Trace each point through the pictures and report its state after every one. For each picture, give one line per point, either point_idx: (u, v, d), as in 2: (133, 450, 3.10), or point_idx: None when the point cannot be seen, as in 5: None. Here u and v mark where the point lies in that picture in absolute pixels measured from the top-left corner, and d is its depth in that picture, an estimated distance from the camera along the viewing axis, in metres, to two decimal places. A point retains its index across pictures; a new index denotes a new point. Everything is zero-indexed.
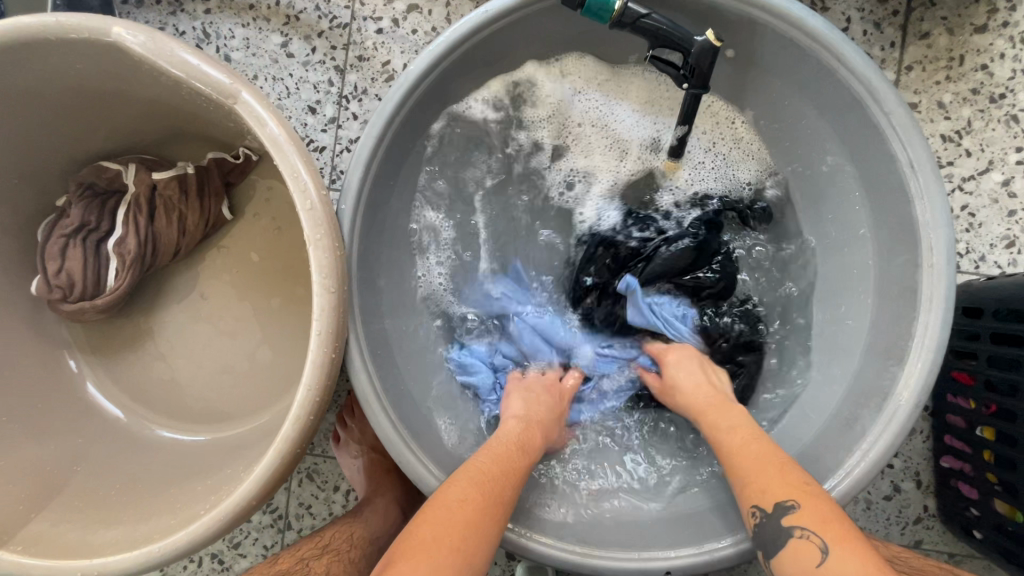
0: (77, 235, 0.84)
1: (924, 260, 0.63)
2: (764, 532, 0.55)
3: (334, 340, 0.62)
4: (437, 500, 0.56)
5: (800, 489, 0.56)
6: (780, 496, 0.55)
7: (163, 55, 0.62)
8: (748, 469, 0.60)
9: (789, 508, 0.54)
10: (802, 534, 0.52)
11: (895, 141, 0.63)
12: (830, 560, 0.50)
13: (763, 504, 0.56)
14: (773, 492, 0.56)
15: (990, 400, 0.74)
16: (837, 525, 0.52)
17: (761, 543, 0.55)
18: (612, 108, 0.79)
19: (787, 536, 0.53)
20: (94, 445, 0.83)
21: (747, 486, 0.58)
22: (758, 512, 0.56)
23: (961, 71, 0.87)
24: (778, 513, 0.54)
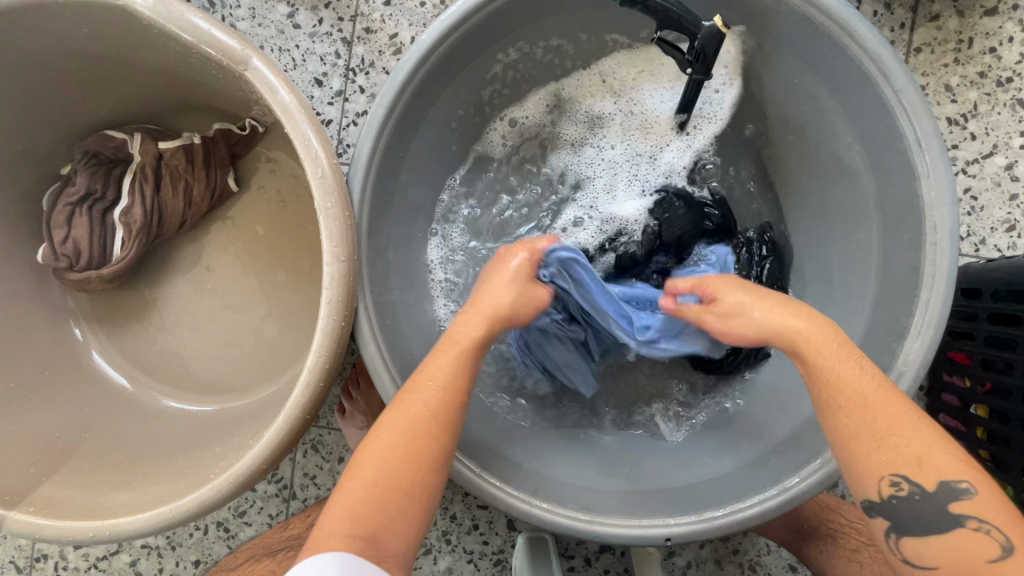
0: (83, 204, 0.84)
1: (927, 238, 0.63)
2: (907, 511, 0.49)
3: (344, 309, 0.62)
4: (372, 443, 0.55)
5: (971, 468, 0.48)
6: (947, 475, 0.48)
7: (172, 20, 0.62)
8: (899, 430, 0.49)
9: (964, 494, 0.47)
10: (979, 527, 0.47)
11: (903, 119, 0.64)
12: (1006, 562, 0.45)
13: (920, 482, 0.48)
14: (935, 469, 0.48)
15: (985, 379, 0.76)
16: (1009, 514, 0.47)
17: (899, 518, 0.49)
18: (632, 106, 0.83)
19: (957, 525, 0.47)
20: (101, 413, 0.84)
21: (892, 451, 0.49)
22: (907, 491, 0.48)
23: (969, 54, 0.87)
24: (947, 500, 0.48)
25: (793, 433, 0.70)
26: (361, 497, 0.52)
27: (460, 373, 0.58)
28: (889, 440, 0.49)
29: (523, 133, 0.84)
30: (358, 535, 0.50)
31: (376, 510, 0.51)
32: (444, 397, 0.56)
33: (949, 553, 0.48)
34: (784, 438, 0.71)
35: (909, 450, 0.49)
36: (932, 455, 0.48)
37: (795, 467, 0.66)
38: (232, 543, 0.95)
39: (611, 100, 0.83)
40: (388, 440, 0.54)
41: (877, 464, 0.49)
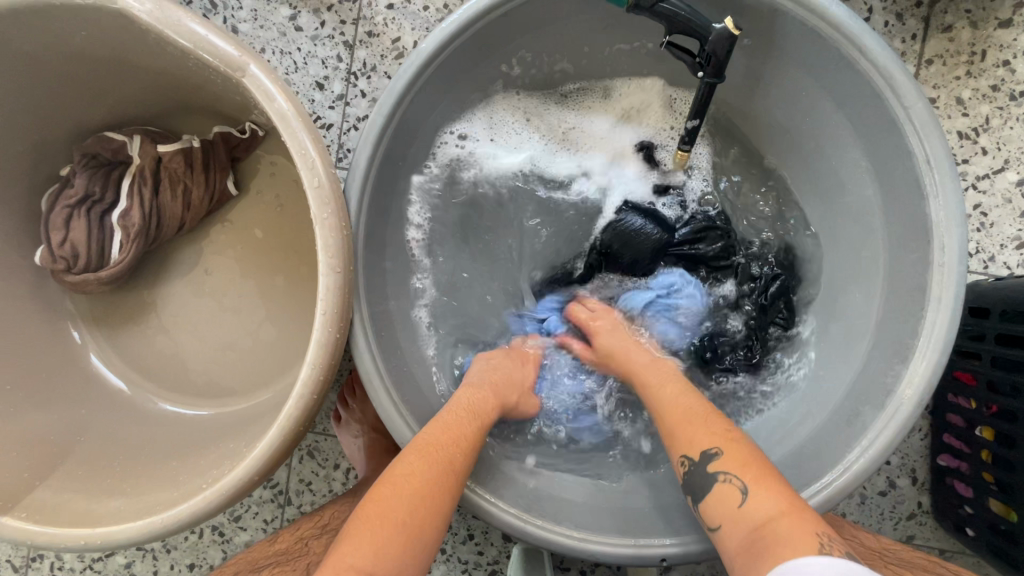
0: (81, 206, 0.83)
1: (935, 258, 0.62)
2: (695, 480, 0.57)
3: (339, 320, 0.62)
4: (388, 480, 0.56)
5: (724, 437, 0.58)
6: (704, 444, 0.58)
7: (170, 24, 0.61)
8: (672, 423, 0.62)
9: (713, 455, 0.56)
10: (725, 478, 0.54)
11: (913, 136, 0.62)
12: (749, 500, 0.52)
13: (692, 453, 0.58)
14: (699, 441, 0.58)
15: (992, 401, 0.74)
16: (756, 466, 0.54)
17: (694, 487, 0.57)
18: (591, 125, 0.83)
19: (713, 481, 0.55)
20: (97, 416, 0.83)
21: (676, 438, 0.61)
22: (687, 462, 0.58)
23: (982, 66, 0.85)
24: (704, 462, 0.57)
25: (792, 453, 0.69)
26: (382, 545, 0.51)
27: (472, 435, 0.62)
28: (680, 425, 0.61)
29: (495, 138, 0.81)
30: None
31: (391, 552, 0.51)
32: (459, 454, 0.60)
33: (716, 508, 0.54)
34: (784, 458, 0.69)
35: (687, 428, 0.60)
36: (696, 428, 0.60)
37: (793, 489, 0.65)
38: (226, 547, 0.95)
39: (575, 116, 0.83)
40: (402, 487, 0.55)
41: (679, 442, 0.60)
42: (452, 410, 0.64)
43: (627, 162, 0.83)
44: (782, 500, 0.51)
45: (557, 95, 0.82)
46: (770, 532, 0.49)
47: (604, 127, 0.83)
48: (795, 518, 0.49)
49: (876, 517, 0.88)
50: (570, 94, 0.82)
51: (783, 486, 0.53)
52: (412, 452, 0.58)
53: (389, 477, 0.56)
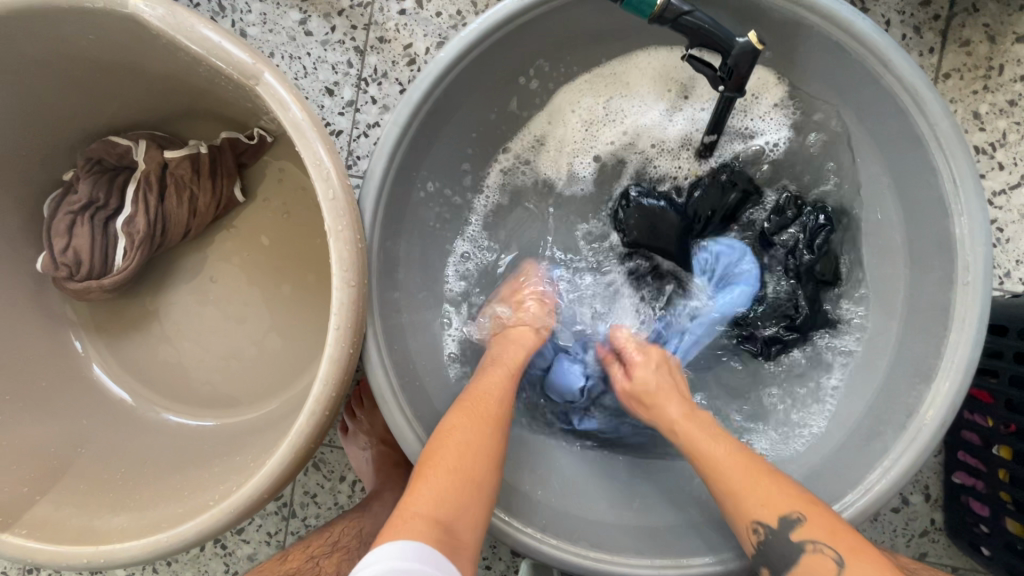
0: (85, 212, 0.81)
1: (959, 278, 0.61)
2: (771, 550, 0.54)
3: (353, 335, 0.60)
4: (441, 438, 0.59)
5: (804, 501, 0.55)
6: (784, 509, 0.55)
7: (181, 30, 0.59)
8: (737, 479, 0.57)
9: (796, 522, 0.54)
10: (813, 548, 0.52)
11: (938, 154, 0.61)
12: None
13: (766, 520, 0.55)
14: (774, 505, 0.55)
15: (1010, 420, 0.73)
16: (845, 536, 0.53)
17: (770, 560, 0.54)
18: (622, 112, 0.77)
19: (801, 552, 0.53)
20: (98, 427, 0.82)
21: (740, 503, 0.56)
22: (762, 529, 0.55)
23: (999, 81, 0.85)
24: (786, 528, 0.54)
25: (811, 472, 0.68)
26: (442, 489, 0.54)
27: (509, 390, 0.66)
28: (748, 487, 0.56)
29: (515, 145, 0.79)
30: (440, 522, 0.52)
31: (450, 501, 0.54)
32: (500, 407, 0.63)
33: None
34: (802, 476, 0.68)
35: (755, 486, 0.56)
36: (771, 493, 0.56)
37: None
38: (229, 560, 0.93)
39: (602, 105, 0.77)
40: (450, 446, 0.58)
41: (741, 510, 0.56)
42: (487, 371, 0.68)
43: (659, 157, 0.78)
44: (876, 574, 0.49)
45: (577, 86, 0.77)
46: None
47: (635, 114, 0.77)
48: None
49: (890, 534, 0.87)
50: (592, 83, 0.77)
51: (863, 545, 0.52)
52: (457, 411, 0.62)
53: (440, 435, 0.59)
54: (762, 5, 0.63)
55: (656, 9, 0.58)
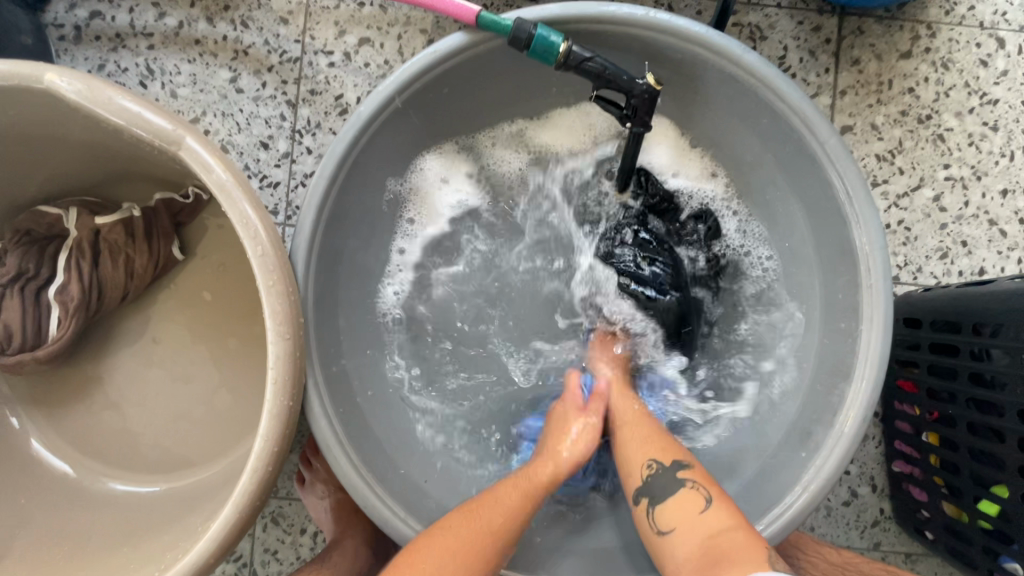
0: (14, 285, 0.80)
1: (863, 280, 0.66)
2: (656, 484, 0.62)
3: (291, 388, 0.60)
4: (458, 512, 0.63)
5: (692, 455, 0.65)
6: (678, 455, 0.64)
7: (99, 102, 0.60)
8: (634, 433, 0.68)
9: (684, 465, 0.63)
10: (692, 485, 0.61)
11: (830, 168, 0.67)
12: (710, 509, 0.59)
13: (660, 459, 0.63)
14: (673, 452, 0.64)
15: (932, 407, 0.78)
16: (716, 487, 0.61)
17: (652, 491, 0.62)
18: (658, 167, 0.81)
19: (680, 487, 0.61)
20: (39, 505, 0.79)
21: (639, 449, 0.66)
22: (655, 467, 0.63)
23: (890, 94, 0.92)
24: (674, 468, 0.62)
25: (754, 477, 0.71)
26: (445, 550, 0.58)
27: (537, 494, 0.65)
28: (642, 442, 0.66)
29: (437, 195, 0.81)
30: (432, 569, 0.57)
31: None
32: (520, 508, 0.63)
33: (677, 512, 0.59)
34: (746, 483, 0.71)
35: (652, 441, 0.66)
36: (645, 438, 0.67)
37: (758, 515, 0.67)
38: None
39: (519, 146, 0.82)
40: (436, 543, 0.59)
41: (638, 453, 0.65)
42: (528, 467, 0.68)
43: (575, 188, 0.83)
44: (733, 514, 0.58)
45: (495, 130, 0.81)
46: (725, 539, 0.56)
47: (663, 171, 0.81)
48: (744, 533, 0.57)
49: (844, 528, 0.90)
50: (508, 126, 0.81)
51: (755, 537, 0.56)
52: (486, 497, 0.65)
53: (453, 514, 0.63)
54: (660, 45, 0.68)
55: (561, 57, 0.63)
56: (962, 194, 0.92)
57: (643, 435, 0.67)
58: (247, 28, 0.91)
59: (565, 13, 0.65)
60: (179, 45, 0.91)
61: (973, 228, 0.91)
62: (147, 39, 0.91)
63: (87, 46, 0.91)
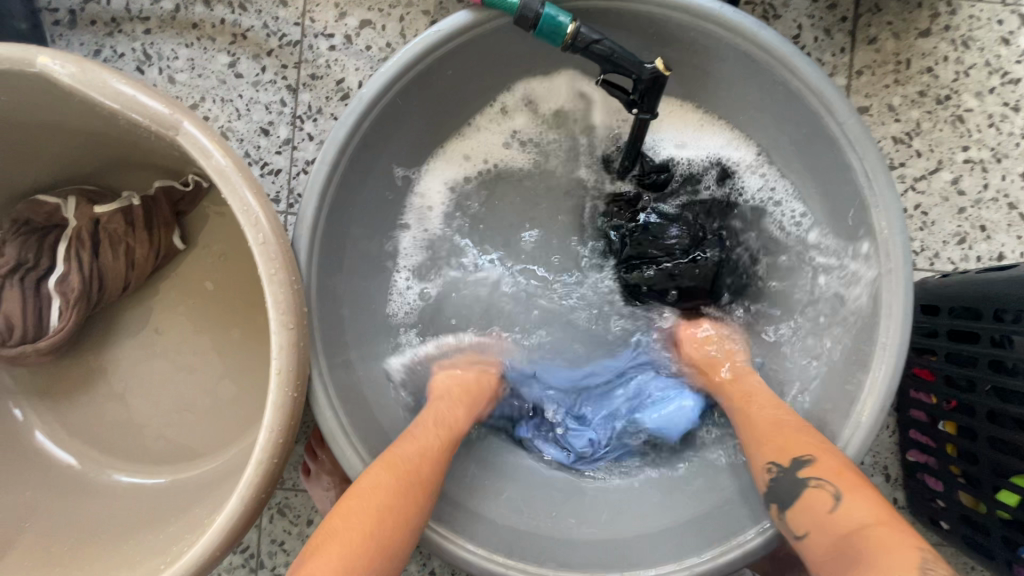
0: (13, 275, 0.79)
1: (883, 265, 0.64)
2: (780, 487, 0.59)
3: (296, 379, 0.59)
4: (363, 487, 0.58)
5: (817, 446, 0.59)
6: (797, 451, 0.59)
7: (93, 85, 0.58)
8: (756, 429, 0.64)
9: (806, 463, 0.58)
10: (815, 483, 0.56)
11: (849, 149, 0.65)
12: (841, 506, 0.54)
13: (780, 461, 0.60)
14: (792, 448, 0.60)
15: (950, 396, 0.76)
16: (847, 476, 0.56)
17: (779, 494, 0.59)
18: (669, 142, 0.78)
19: (804, 487, 0.57)
20: (44, 497, 0.78)
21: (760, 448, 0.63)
22: (774, 469, 0.60)
23: (908, 74, 0.89)
24: (796, 468, 0.58)
25: None
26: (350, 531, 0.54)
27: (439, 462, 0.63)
28: (769, 436, 0.63)
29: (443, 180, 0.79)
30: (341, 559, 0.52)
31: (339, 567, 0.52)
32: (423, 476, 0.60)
33: (808, 512, 0.56)
34: None
35: (776, 435, 0.62)
36: (773, 430, 0.63)
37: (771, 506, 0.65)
38: None
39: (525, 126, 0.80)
40: (386, 475, 0.58)
41: (759, 452, 0.62)
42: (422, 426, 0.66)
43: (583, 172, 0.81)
44: (874, 508, 0.53)
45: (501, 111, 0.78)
46: (863, 538, 0.51)
47: (681, 146, 0.78)
48: (889, 528, 0.51)
49: None
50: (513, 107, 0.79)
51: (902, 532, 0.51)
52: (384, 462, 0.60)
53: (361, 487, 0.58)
54: (671, 22, 0.66)
55: (568, 38, 0.61)
56: (982, 177, 0.89)
57: (767, 425, 0.63)
58: (245, 11, 0.89)
59: None
60: (176, 30, 0.89)
61: (992, 212, 0.89)
62: (143, 23, 0.89)
63: (82, 31, 0.89)
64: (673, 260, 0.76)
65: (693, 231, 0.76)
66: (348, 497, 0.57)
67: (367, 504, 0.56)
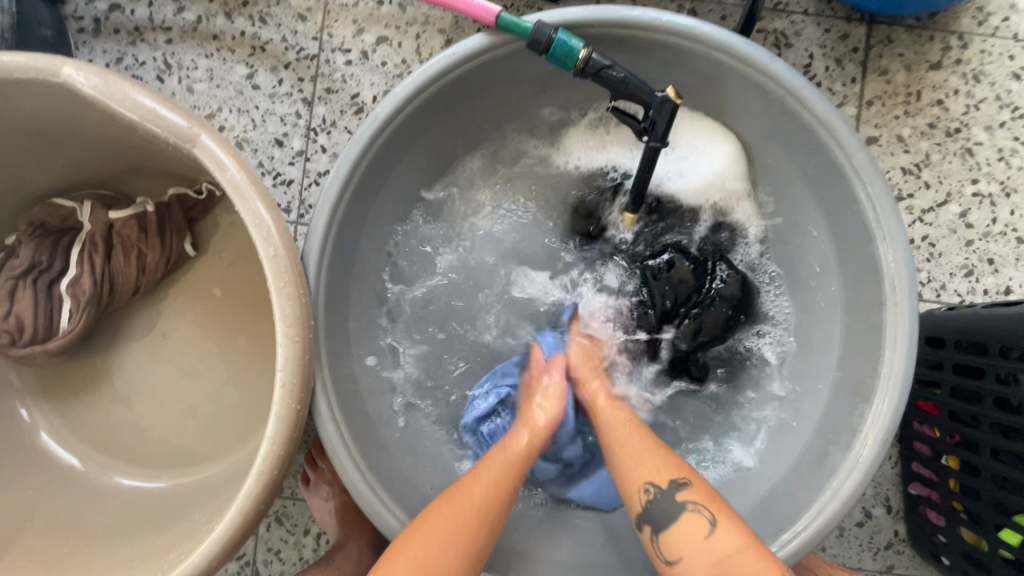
0: (27, 276, 0.80)
1: (888, 298, 0.64)
2: (658, 509, 0.56)
3: (299, 391, 0.60)
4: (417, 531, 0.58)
5: (693, 474, 0.59)
6: (674, 474, 0.58)
7: (116, 97, 0.60)
8: (625, 449, 0.63)
9: (683, 485, 0.57)
10: (695, 507, 0.55)
11: (856, 182, 0.65)
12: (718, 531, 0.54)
13: (656, 480, 0.58)
14: (668, 470, 0.59)
15: (954, 430, 0.75)
16: (723, 506, 0.56)
17: (654, 517, 0.57)
18: (694, 165, 0.78)
19: (681, 511, 0.56)
20: (45, 497, 0.79)
21: (628, 466, 0.61)
22: (653, 489, 0.57)
23: (918, 106, 0.90)
24: (674, 490, 0.57)
25: (766, 496, 0.70)
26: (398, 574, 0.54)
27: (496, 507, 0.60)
28: (636, 458, 0.61)
29: (451, 190, 0.80)
30: None
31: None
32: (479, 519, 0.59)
33: (680, 538, 0.54)
34: (759, 501, 0.70)
35: (651, 455, 0.61)
36: (637, 457, 0.61)
37: (769, 537, 0.65)
38: None
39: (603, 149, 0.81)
40: (453, 509, 0.59)
41: (634, 476, 0.60)
42: (484, 463, 0.64)
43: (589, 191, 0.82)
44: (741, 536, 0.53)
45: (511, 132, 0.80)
46: (736, 564, 0.51)
47: (690, 183, 0.78)
48: (754, 553, 0.52)
49: (857, 550, 0.88)
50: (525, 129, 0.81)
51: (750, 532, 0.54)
52: (436, 510, 0.60)
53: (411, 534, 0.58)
54: (684, 51, 0.67)
55: (579, 63, 0.62)
56: (990, 211, 0.89)
57: (631, 455, 0.62)
58: (265, 24, 0.91)
59: (585, 15, 0.63)
60: (196, 41, 0.91)
61: (1000, 245, 0.89)
62: (165, 33, 0.91)
63: (106, 39, 0.91)
64: (673, 319, 0.77)
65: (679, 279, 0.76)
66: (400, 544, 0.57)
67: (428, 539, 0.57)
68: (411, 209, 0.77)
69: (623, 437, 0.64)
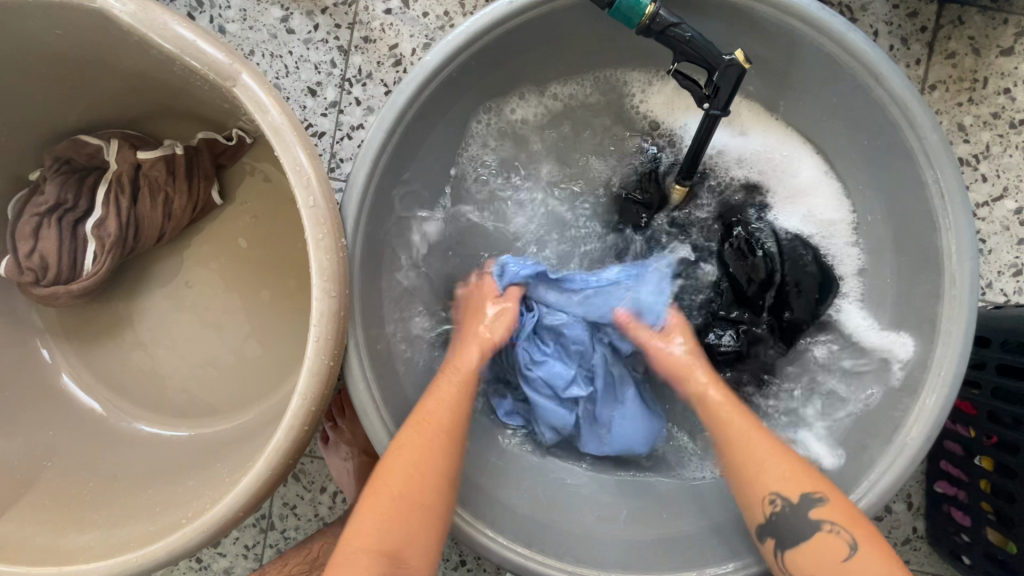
0: (52, 214, 0.78)
1: (946, 291, 0.62)
2: (783, 522, 0.58)
3: (333, 347, 0.58)
4: (383, 477, 0.59)
5: (823, 482, 0.58)
6: (805, 487, 0.58)
7: (155, 27, 0.57)
8: (749, 453, 0.61)
9: (819, 501, 0.57)
10: (831, 529, 0.56)
11: (925, 166, 0.62)
12: (854, 557, 0.54)
13: (786, 494, 0.58)
14: (798, 482, 0.58)
15: (991, 431, 0.73)
16: (860, 521, 0.56)
17: (779, 531, 0.58)
18: (765, 168, 0.74)
19: (815, 530, 0.56)
20: (66, 438, 0.79)
21: (759, 477, 0.60)
22: (779, 502, 0.58)
23: (984, 93, 0.85)
24: (805, 506, 0.57)
25: None
26: (377, 527, 0.58)
27: (450, 442, 0.62)
28: (762, 463, 0.60)
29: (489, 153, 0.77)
30: (380, 551, 0.57)
31: (396, 534, 0.58)
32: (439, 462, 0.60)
33: (813, 559, 0.55)
34: None
35: (775, 464, 0.60)
36: (765, 457, 0.60)
37: None
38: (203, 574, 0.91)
39: (667, 117, 0.77)
40: (417, 437, 0.61)
41: (757, 484, 0.60)
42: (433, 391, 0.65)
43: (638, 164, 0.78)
44: (883, 560, 0.54)
45: (559, 93, 0.76)
46: None
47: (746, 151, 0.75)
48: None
49: None
50: (573, 88, 0.76)
51: (881, 543, 0.55)
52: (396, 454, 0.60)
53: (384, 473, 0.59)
54: (755, 14, 0.63)
55: (646, 19, 0.58)
56: None
57: (758, 457, 0.60)
58: None
59: None
60: None
61: None
62: None
63: None
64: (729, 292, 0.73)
65: (743, 253, 0.72)
66: (382, 470, 0.59)
67: (390, 469, 0.59)
68: (449, 168, 0.74)
69: (738, 438, 0.62)
